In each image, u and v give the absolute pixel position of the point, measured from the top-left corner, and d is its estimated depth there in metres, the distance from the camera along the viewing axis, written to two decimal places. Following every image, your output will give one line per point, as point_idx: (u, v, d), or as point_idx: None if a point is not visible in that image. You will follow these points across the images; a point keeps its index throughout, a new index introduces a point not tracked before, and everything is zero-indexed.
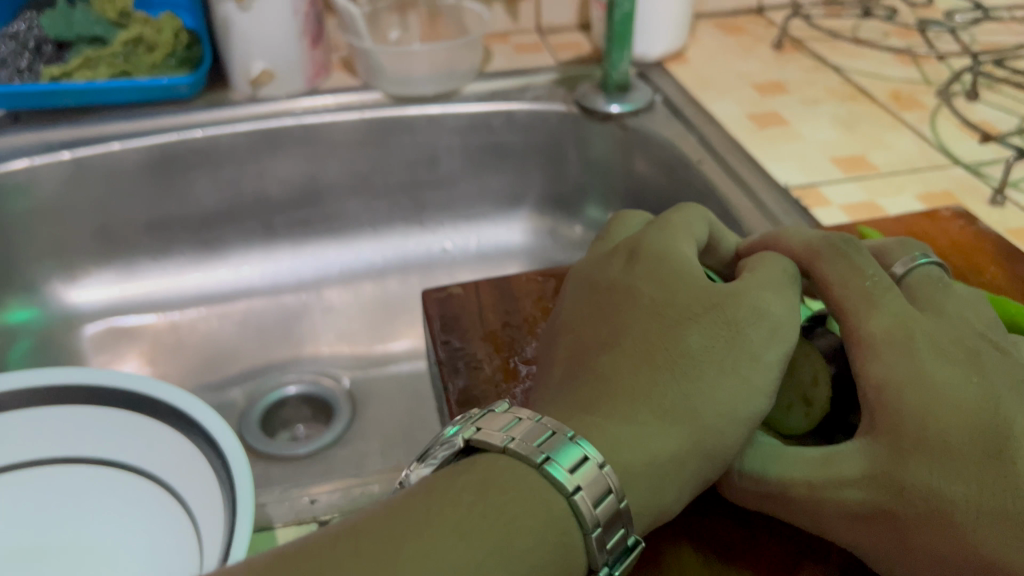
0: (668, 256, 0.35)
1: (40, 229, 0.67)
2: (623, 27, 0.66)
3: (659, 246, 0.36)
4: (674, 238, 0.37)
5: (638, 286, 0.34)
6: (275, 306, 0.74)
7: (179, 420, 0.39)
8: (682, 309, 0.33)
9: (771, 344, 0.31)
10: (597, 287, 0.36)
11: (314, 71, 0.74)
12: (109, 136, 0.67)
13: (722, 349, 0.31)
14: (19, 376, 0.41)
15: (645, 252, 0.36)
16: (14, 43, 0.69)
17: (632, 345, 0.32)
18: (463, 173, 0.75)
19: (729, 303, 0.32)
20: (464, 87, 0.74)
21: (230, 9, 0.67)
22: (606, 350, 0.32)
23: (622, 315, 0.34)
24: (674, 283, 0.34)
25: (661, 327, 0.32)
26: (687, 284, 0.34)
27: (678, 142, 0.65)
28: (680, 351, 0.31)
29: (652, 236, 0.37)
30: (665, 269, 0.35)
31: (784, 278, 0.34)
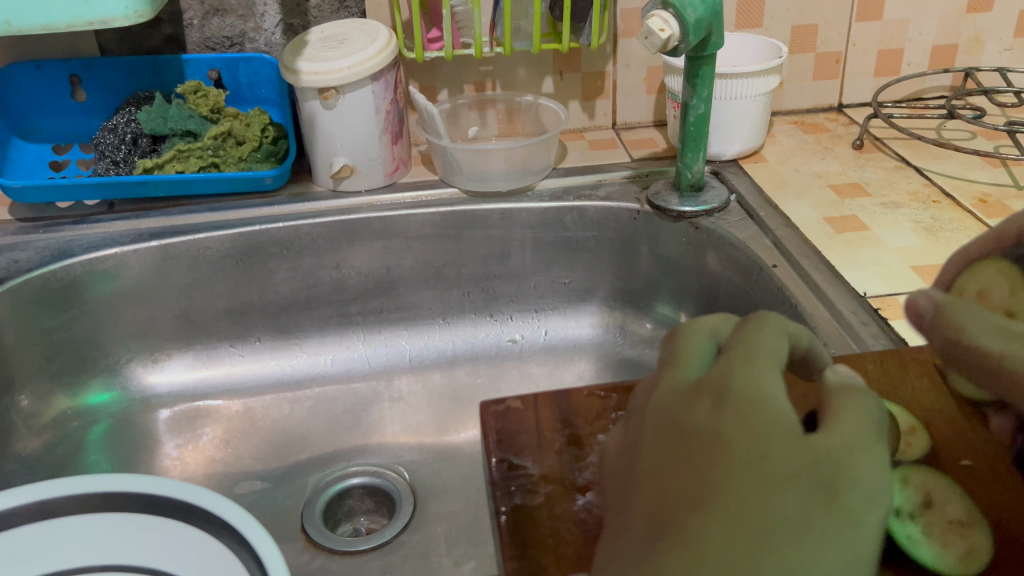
0: (760, 394, 0.29)
1: (127, 312, 0.70)
2: (697, 129, 0.66)
3: (742, 375, 0.30)
4: (759, 364, 0.30)
5: (726, 428, 0.28)
6: (346, 393, 0.74)
7: (233, 536, 0.40)
8: (778, 464, 0.27)
9: (872, 512, 0.27)
10: (674, 429, 0.29)
11: (395, 166, 0.76)
12: (195, 227, 0.71)
13: (823, 515, 0.26)
14: (78, 482, 0.42)
15: (725, 383, 0.29)
16: (113, 135, 0.72)
17: (721, 507, 0.26)
18: (534, 267, 0.75)
19: (828, 463, 0.27)
20: (538, 183, 0.75)
21: (316, 106, 0.70)
22: (689, 512, 0.26)
23: (706, 469, 0.27)
24: (769, 429, 0.28)
25: (760, 491, 0.26)
26: (781, 430, 0.28)
27: (751, 243, 0.64)
28: (780, 520, 0.26)
29: (727, 362, 0.30)
30: (752, 407, 0.28)
31: (870, 422, 0.29)
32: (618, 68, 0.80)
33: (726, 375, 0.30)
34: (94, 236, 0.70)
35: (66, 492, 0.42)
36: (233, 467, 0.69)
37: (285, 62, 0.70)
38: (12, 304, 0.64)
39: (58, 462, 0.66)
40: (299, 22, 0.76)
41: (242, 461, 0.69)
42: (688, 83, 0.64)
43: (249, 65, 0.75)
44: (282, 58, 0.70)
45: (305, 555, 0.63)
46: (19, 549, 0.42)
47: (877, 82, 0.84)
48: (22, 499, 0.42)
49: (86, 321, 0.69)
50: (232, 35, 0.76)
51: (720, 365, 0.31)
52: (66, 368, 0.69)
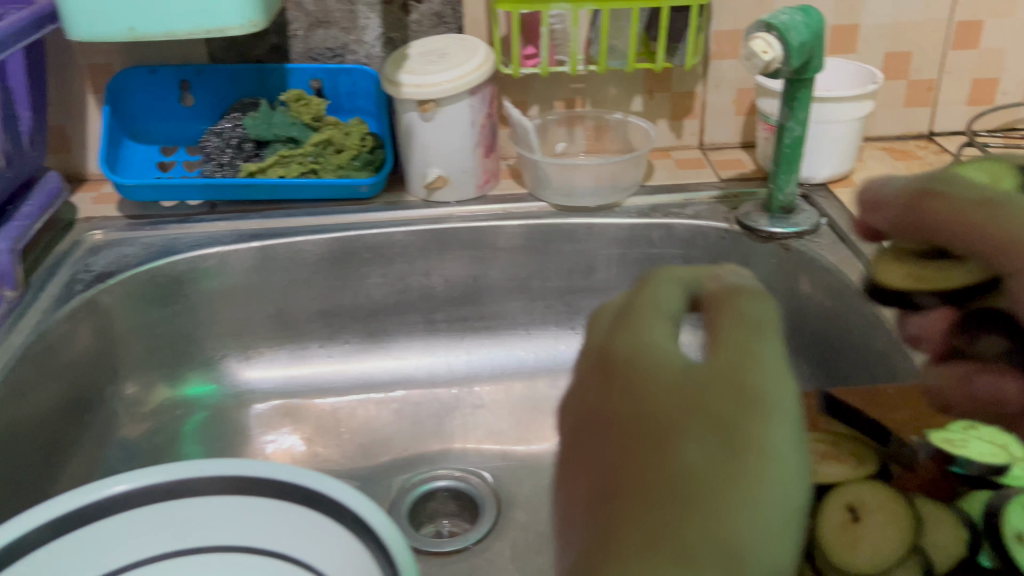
0: (642, 355, 0.32)
1: (225, 311, 0.73)
2: (793, 151, 0.66)
3: (625, 343, 0.33)
4: (651, 331, 0.33)
5: (633, 402, 0.30)
6: (429, 399, 0.76)
7: (360, 528, 0.42)
8: (665, 416, 0.29)
9: (779, 425, 0.27)
10: (596, 410, 0.33)
11: (485, 178, 0.78)
12: (293, 231, 0.73)
13: (723, 455, 0.27)
14: (217, 465, 0.45)
15: (626, 356, 0.32)
16: (219, 139, 0.75)
17: (631, 474, 0.29)
18: (619, 282, 0.76)
19: (709, 397, 0.28)
20: (626, 200, 0.76)
21: (414, 117, 0.72)
22: (614, 495, 0.29)
23: (631, 447, 0.29)
24: (657, 387, 0.30)
25: (665, 456, 0.28)
26: (663, 383, 0.30)
27: (844, 267, 0.64)
28: (683, 471, 0.27)
29: (632, 330, 0.33)
30: (643, 374, 0.31)
31: (749, 331, 0.30)
32: (709, 89, 0.81)
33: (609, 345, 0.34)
34: (196, 235, 0.73)
35: (205, 474, 0.45)
36: (320, 463, 0.71)
37: (387, 75, 0.72)
38: (121, 297, 0.68)
39: (157, 450, 0.69)
40: (399, 36, 0.78)
41: (329, 459, 0.71)
42: (785, 106, 0.64)
43: (349, 76, 0.78)
44: (384, 71, 0.73)
45: None
46: (160, 521, 0.45)
47: (971, 110, 0.84)
48: (165, 476, 0.45)
49: (188, 316, 0.72)
50: (334, 46, 0.79)
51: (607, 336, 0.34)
52: (166, 359, 0.72)
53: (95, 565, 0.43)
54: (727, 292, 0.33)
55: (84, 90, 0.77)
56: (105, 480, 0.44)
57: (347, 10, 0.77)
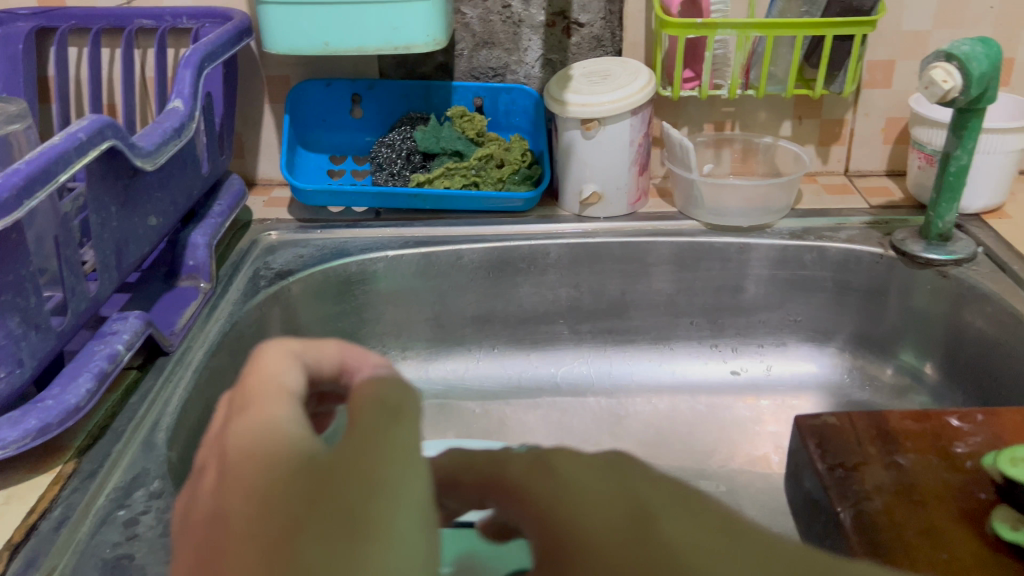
0: (284, 444, 0.24)
1: (388, 311, 0.77)
2: (957, 179, 0.67)
3: (281, 429, 0.25)
4: (274, 413, 0.26)
5: (273, 487, 0.23)
6: (577, 406, 0.78)
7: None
8: (280, 505, 0.22)
9: (400, 543, 0.22)
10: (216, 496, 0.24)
11: (637, 197, 0.80)
12: (456, 240, 0.77)
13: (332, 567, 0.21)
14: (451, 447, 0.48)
15: (237, 445, 0.25)
16: (390, 150, 0.80)
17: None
18: (765, 301, 0.78)
19: (328, 486, 0.22)
20: (777, 222, 0.78)
21: (576, 135, 0.76)
22: None
23: (231, 561, 0.22)
24: (286, 469, 0.23)
25: (275, 562, 0.21)
26: (283, 466, 0.23)
27: (1007, 295, 0.65)
28: None
29: (253, 421, 0.26)
30: (275, 458, 0.24)
31: (383, 418, 0.25)
32: (858, 117, 0.82)
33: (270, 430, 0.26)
34: (365, 240, 0.77)
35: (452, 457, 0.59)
36: None
37: (552, 94, 0.76)
38: (299, 293, 0.72)
39: None
40: (558, 58, 0.82)
41: None
42: (953, 135, 0.66)
43: (509, 95, 0.82)
44: (550, 90, 0.76)
45: None
46: None
47: None
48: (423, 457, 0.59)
49: (355, 316, 0.76)
50: (496, 66, 0.83)
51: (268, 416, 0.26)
52: None
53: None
54: (383, 386, 0.28)
55: (263, 100, 0.83)
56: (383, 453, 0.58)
57: (512, 32, 0.81)
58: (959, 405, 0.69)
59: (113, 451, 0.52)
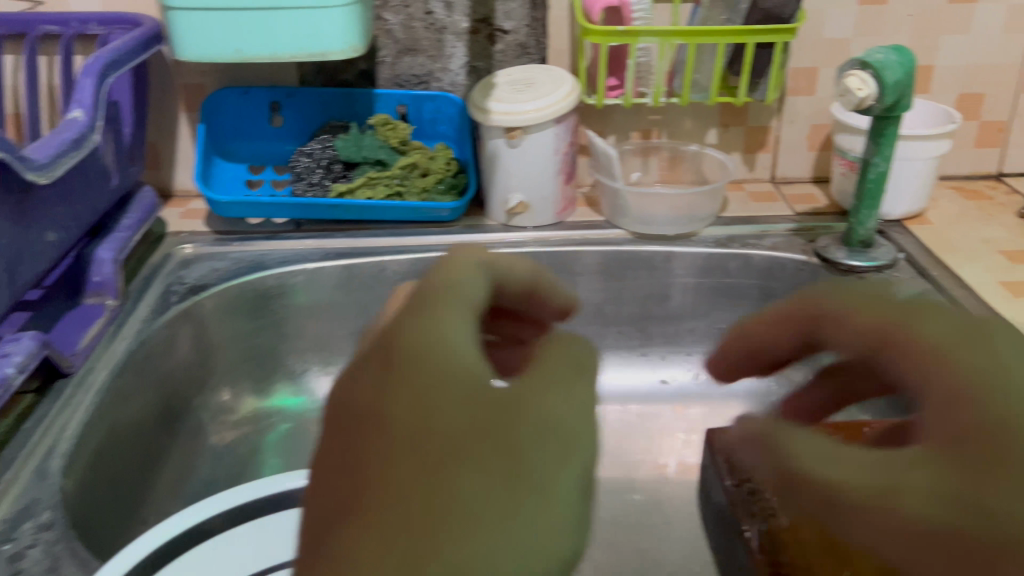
0: (455, 357, 0.25)
1: (309, 326, 0.75)
2: (876, 186, 0.67)
3: (420, 327, 0.25)
4: (449, 318, 0.25)
5: (451, 414, 0.24)
6: None
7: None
8: (456, 436, 0.23)
9: (562, 509, 0.24)
10: (362, 393, 0.25)
11: (564, 206, 0.79)
12: (379, 251, 0.75)
13: (505, 507, 0.23)
14: None
15: (401, 341, 0.25)
16: (309, 159, 0.78)
17: (389, 495, 0.23)
18: (693, 310, 0.77)
19: (512, 432, 0.24)
20: (702, 230, 0.77)
21: (500, 143, 0.74)
22: (409, 491, 0.23)
23: (398, 461, 0.23)
24: (465, 392, 0.24)
25: (438, 483, 0.23)
26: (455, 384, 0.24)
27: (926, 301, 0.65)
28: (469, 512, 0.22)
29: (432, 319, 0.25)
30: (435, 362, 0.24)
31: (568, 372, 0.27)
32: (783, 124, 0.82)
33: (411, 327, 0.25)
34: (284, 252, 0.75)
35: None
36: None
37: (477, 102, 0.74)
38: (214, 308, 0.70)
39: (239, 461, 0.70)
40: (483, 65, 0.81)
41: None
42: (872, 142, 0.66)
43: (434, 103, 0.80)
44: (473, 98, 0.75)
45: None
46: None
47: None
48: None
49: (274, 331, 0.74)
50: (420, 73, 0.81)
51: (406, 312, 0.26)
52: (253, 372, 0.74)
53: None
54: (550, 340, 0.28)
55: (178, 108, 0.80)
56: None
57: (435, 39, 0.79)
58: (882, 411, 0.69)
59: (3, 480, 0.49)
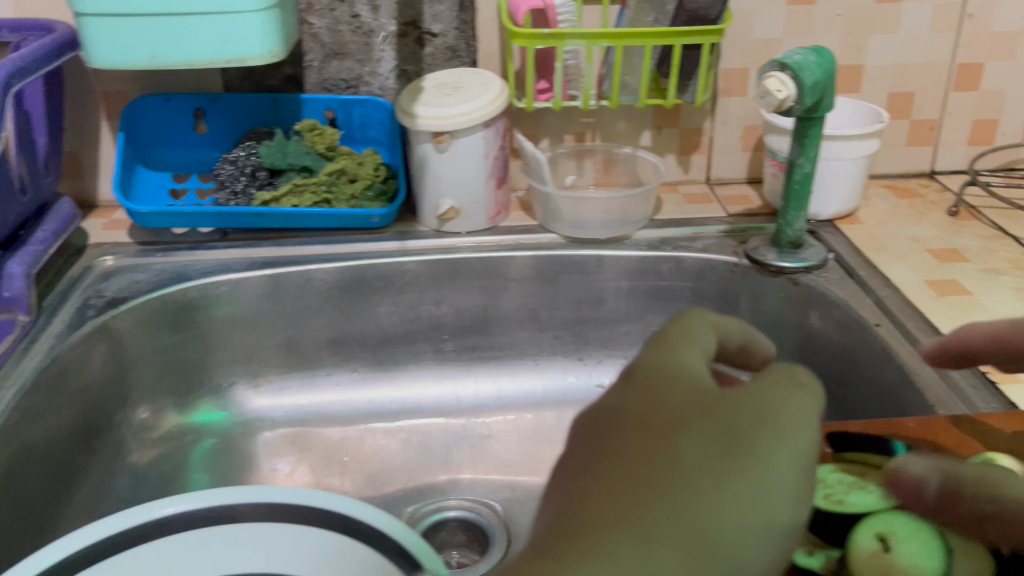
0: (678, 376, 0.33)
1: (236, 337, 0.73)
2: (802, 187, 0.67)
3: (667, 358, 0.34)
4: (687, 354, 0.35)
5: (677, 407, 0.32)
6: (438, 428, 0.76)
7: (400, 558, 0.41)
8: (674, 415, 0.32)
9: (777, 472, 0.30)
10: (618, 399, 0.33)
11: (496, 210, 0.78)
12: (306, 259, 0.74)
13: (726, 464, 0.30)
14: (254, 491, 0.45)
15: (648, 365, 0.34)
16: (233, 167, 0.76)
17: (631, 456, 0.30)
18: (628, 314, 0.77)
19: (731, 418, 0.31)
20: (635, 233, 0.77)
21: (428, 149, 0.73)
22: (655, 448, 0.31)
23: (643, 436, 0.31)
24: (690, 391, 0.32)
25: (671, 447, 0.30)
26: (686, 388, 0.33)
27: (853, 301, 0.65)
28: (692, 466, 0.30)
29: (673, 352, 0.35)
30: (671, 378, 0.33)
31: (794, 385, 0.33)
32: (717, 125, 0.82)
33: (643, 357, 0.35)
34: (208, 262, 0.73)
35: (238, 500, 0.45)
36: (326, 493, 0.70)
37: (402, 106, 0.73)
38: (133, 322, 0.68)
39: (163, 477, 0.68)
40: (412, 69, 0.79)
41: (338, 487, 0.70)
42: (796, 143, 0.66)
43: (363, 107, 0.79)
44: (400, 102, 0.74)
45: None
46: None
47: (972, 150, 0.85)
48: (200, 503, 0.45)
49: (199, 343, 0.72)
50: (348, 78, 0.79)
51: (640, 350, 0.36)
52: (176, 386, 0.72)
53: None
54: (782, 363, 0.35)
55: (98, 116, 0.78)
56: (151, 504, 0.44)
57: (362, 43, 0.77)
58: None
59: None
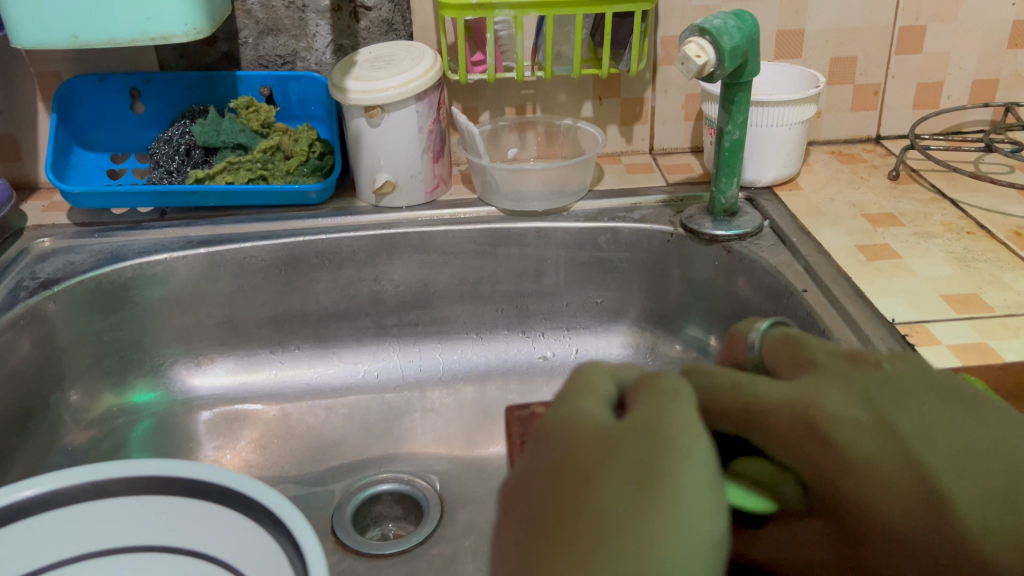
0: (574, 426, 0.32)
1: (174, 318, 0.73)
2: (732, 154, 0.67)
3: (560, 415, 0.33)
4: (582, 404, 0.33)
5: (580, 456, 0.30)
6: (379, 403, 0.76)
7: (273, 523, 0.40)
8: (580, 466, 0.29)
9: (693, 483, 0.27)
10: (529, 477, 0.31)
11: (434, 184, 0.78)
12: (242, 236, 0.73)
13: (636, 498, 0.27)
14: (135, 464, 0.43)
15: (552, 427, 0.32)
16: (168, 146, 0.76)
17: (549, 531, 0.28)
18: (567, 286, 0.77)
19: (631, 446, 0.29)
20: (574, 205, 0.77)
21: (361, 123, 0.72)
22: (568, 510, 0.28)
23: (556, 503, 0.29)
24: (588, 437, 0.31)
25: (584, 501, 0.28)
26: (583, 435, 0.31)
27: (783, 268, 0.65)
28: (610, 512, 0.27)
29: (566, 406, 0.33)
30: (570, 432, 0.31)
31: (671, 396, 0.31)
32: (657, 95, 0.81)
33: (544, 422, 0.34)
34: (144, 242, 0.73)
35: (111, 475, 0.43)
36: (266, 469, 0.70)
37: (335, 80, 0.72)
38: (66, 304, 0.68)
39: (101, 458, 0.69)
40: (349, 42, 0.78)
41: (277, 463, 0.71)
42: (724, 109, 0.65)
43: (299, 83, 0.78)
44: (332, 77, 0.73)
45: (334, 556, 0.64)
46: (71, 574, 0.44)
47: (916, 114, 0.85)
48: (80, 479, 0.43)
49: (135, 323, 0.72)
50: (284, 53, 0.79)
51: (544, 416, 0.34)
52: (112, 366, 0.72)
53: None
54: (661, 375, 0.33)
55: (33, 98, 0.78)
56: (13, 484, 0.42)
57: (296, 18, 0.77)
58: None
59: None
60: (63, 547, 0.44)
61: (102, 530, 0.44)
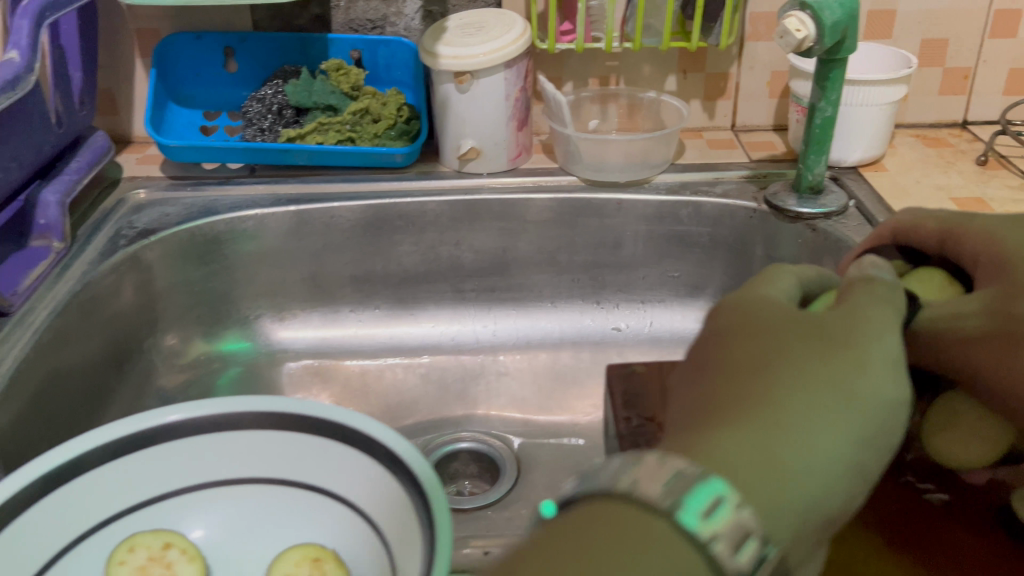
0: (764, 298, 0.37)
1: (261, 272, 0.76)
2: (823, 131, 0.67)
3: (750, 288, 0.38)
4: (767, 287, 0.38)
5: (771, 317, 0.35)
6: (455, 364, 0.77)
7: (394, 465, 0.42)
8: (771, 321, 0.35)
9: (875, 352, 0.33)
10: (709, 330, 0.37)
11: (518, 152, 0.79)
12: (330, 196, 0.75)
13: (830, 354, 0.33)
14: (265, 401, 0.45)
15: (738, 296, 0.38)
16: (260, 104, 0.78)
17: (739, 356, 0.34)
18: (645, 258, 0.77)
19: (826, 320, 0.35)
20: (655, 177, 0.77)
21: (449, 89, 0.73)
22: (758, 347, 0.34)
23: (742, 342, 0.34)
24: (780, 307, 0.36)
25: (776, 345, 0.34)
26: (775, 304, 0.36)
27: None
28: (801, 354, 0.33)
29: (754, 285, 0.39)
30: (759, 299, 0.37)
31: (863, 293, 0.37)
32: (743, 71, 0.81)
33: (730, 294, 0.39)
34: (234, 198, 0.75)
35: (241, 410, 0.45)
36: None
37: (425, 46, 0.73)
38: (162, 254, 0.71)
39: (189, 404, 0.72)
40: (439, 9, 0.79)
41: None
42: (818, 85, 0.65)
43: (389, 48, 0.79)
44: (423, 43, 0.74)
45: None
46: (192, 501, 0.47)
47: (1006, 100, 0.83)
48: (198, 415, 0.45)
49: (226, 276, 0.75)
50: (374, 18, 0.80)
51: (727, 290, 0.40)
52: (203, 315, 0.75)
53: (96, 511, 0.44)
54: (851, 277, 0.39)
55: (133, 55, 0.80)
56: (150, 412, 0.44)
57: None
58: None
59: None
60: (183, 476, 0.46)
61: (220, 460, 0.46)
